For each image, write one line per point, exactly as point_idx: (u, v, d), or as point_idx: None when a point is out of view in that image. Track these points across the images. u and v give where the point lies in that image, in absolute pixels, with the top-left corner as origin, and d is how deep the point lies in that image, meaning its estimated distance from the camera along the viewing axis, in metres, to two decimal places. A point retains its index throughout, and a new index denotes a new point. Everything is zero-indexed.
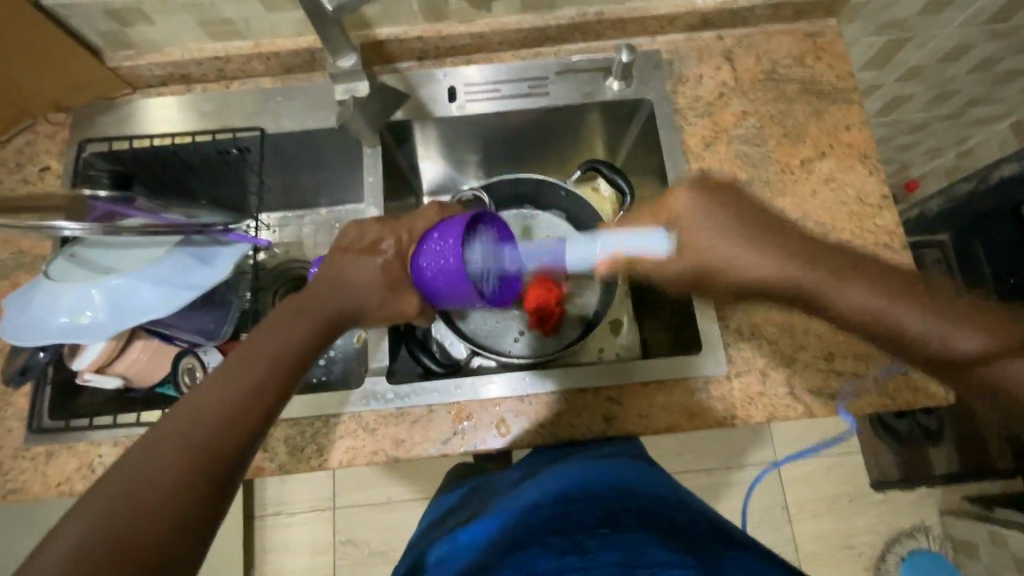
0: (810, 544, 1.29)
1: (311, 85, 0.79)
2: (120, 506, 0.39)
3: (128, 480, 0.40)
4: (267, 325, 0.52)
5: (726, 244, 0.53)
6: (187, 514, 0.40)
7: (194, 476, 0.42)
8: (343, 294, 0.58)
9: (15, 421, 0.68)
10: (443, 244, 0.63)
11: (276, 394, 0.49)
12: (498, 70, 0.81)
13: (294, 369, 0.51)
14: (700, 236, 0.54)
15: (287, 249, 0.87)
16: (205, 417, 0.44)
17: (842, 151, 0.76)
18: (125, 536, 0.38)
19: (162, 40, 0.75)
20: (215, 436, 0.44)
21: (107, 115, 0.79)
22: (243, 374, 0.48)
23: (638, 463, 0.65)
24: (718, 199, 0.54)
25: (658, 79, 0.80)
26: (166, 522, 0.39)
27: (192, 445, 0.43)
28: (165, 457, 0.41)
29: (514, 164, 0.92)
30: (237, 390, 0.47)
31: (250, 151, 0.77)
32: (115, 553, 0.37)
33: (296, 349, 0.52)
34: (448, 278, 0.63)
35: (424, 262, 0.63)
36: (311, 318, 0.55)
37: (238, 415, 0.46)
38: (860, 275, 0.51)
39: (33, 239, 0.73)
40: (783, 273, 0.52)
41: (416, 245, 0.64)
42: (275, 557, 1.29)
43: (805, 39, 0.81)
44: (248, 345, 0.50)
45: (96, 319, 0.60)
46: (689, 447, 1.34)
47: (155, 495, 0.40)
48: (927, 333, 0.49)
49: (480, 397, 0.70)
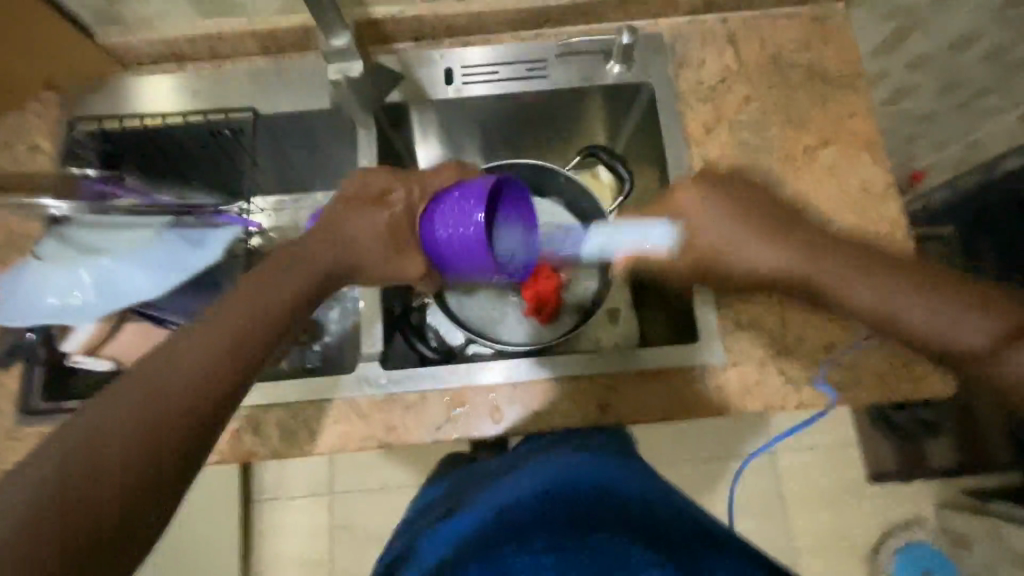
0: (804, 533, 1.29)
1: (305, 65, 0.78)
2: (64, 488, 0.37)
3: (75, 453, 0.38)
4: (256, 279, 0.52)
5: (726, 230, 0.61)
6: (138, 497, 0.39)
7: (156, 436, 0.41)
8: (342, 258, 0.58)
9: (5, 401, 0.67)
10: (463, 205, 0.61)
11: (260, 349, 0.48)
12: (497, 52, 0.79)
13: (281, 326, 0.51)
14: (702, 224, 0.62)
15: (282, 232, 0.85)
16: (179, 371, 0.44)
17: (846, 139, 0.75)
18: (79, 503, 0.37)
19: (154, 18, 0.74)
20: (175, 415, 0.42)
21: (97, 93, 0.77)
22: (227, 330, 0.47)
23: (626, 457, 0.65)
24: (727, 197, 0.63)
25: (660, 63, 0.79)
26: (115, 505, 0.38)
27: (145, 421, 0.41)
28: (131, 417, 0.41)
29: (513, 147, 0.90)
30: (201, 358, 0.45)
31: (243, 132, 0.76)
32: (74, 511, 0.36)
33: (281, 305, 0.51)
34: (464, 244, 0.61)
35: (441, 221, 0.61)
36: (300, 275, 0.54)
37: (212, 373, 0.45)
38: (898, 270, 0.53)
39: (21, 218, 0.71)
40: (790, 263, 0.58)
41: (433, 201, 0.62)
42: (273, 539, 1.30)
43: (811, 22, 0.79)
44: (236, 299, 0.50)
45: (84, 299, 0.61)
46: (686, 436, 1.33)
47: (118, 455, 0.39)
48: (934, 324, 0.50)
49: (475, 383, 0.69)
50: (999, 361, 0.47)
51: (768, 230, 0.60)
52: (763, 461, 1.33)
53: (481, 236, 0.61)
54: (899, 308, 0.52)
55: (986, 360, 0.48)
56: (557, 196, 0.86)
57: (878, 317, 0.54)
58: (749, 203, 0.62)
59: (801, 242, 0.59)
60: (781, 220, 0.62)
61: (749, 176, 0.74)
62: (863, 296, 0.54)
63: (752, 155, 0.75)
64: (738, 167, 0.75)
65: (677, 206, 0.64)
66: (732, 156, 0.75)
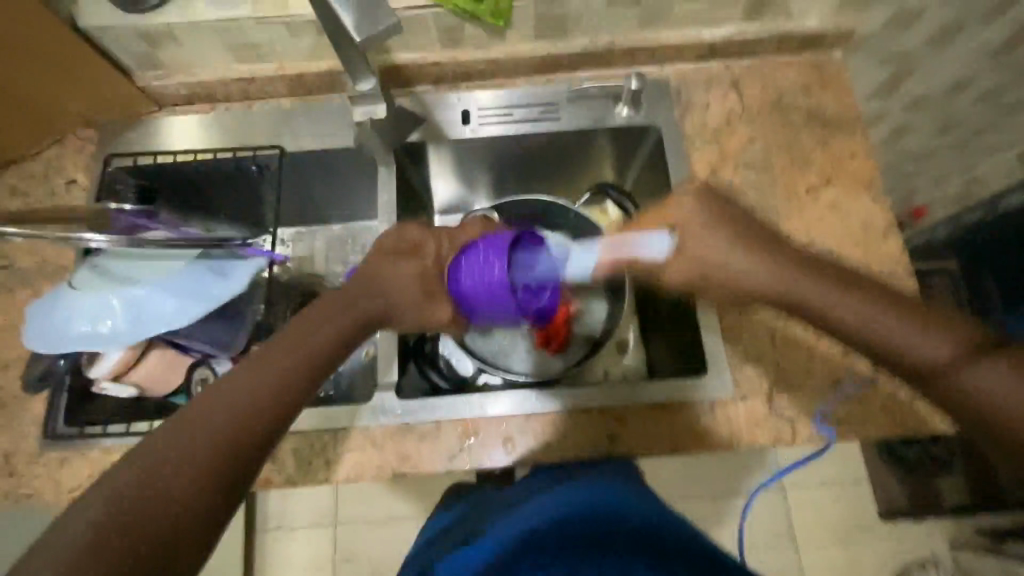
0: (816, 572, 1.27)
1: (330, 106, 0.82)
2: (126, 508, 0.41)
3: (138, 475, 0.42)
4: (302, 320, 0.54)
5: (715, 242, 0.58)
6: (197, 521, 0.42)
7: (211, 461, 0.44)
8: (375, 296, 0.59)
9: (30, 426, 0.69)
10: (487, 257, 0.63)
11: (306, 382, 0.51)
12: (511, 95, 0.83)
13: (325, 362, 0.53)
14: (698, 236, 0.58)
15: (301, 264, 0.89)
16: (236, 400, 0.47)
17: (847, 179, 0.78)
18: (143, 524, 0.40)
19: (190, 62, 0.79)
20: (227, 443, 0.45)
21: (133, 130, 0.81)
22: (278, 364, 0.50)
23: (637, 486, 0.65)
24: (720, 207, 0.59)
25: (668, 106, 0.82)
26: (172, 529, 0.41)
27: (200, 449, 0.44)
28: (191, 447, 0.44)
29: (524, 184, 0.93)
30: (254, 388, 0.48)
31: (268, 168, 0.80)
32: (135, 533, 0.40)
33: (326, 345, 0.53)
34: (490, 292, 0.63)
35: (466, 274, 0.63)
36: (344, 316, 0.56)
37: (263, 404, 0.48)
38: (869, 291, 0.53)
39: (56, 247, 0.75)
40: (774, 275, 0.56)
41: (457, 255, 0.64)
42: (275, 570, 1.29)
43: (811, 69, 0.83)
44: (286, 333, 0.53)
45: (115, 327, 0.63)
46: (693, 471, 1.33)
47: (178, 481, 0.43)
48: (905, 341, 0.51)
49: (487, 414, 0.70)
50: (958, 376, 0.49)
51: (754, 240, 0.57)
52: (771, 496, 1.32)
53: (508, 289, 0.63)
54: (878, 325, 0.52)
55: (953, 376, 0.49)
56: (566, 232, 0.88)
57: (856, 332, 0.52)
58: (743, 218, 0.59)
59: (789, 255, 0.56)
60: (767, 233, 0.58)
61: (754, 214, 0.77)
62: (844, 309, 0.53)
63: (756, 194, 0.78)
64: (743, 206, 0.77)
65: (671, 216, 0.60)
66: (738, 194, 0.78)
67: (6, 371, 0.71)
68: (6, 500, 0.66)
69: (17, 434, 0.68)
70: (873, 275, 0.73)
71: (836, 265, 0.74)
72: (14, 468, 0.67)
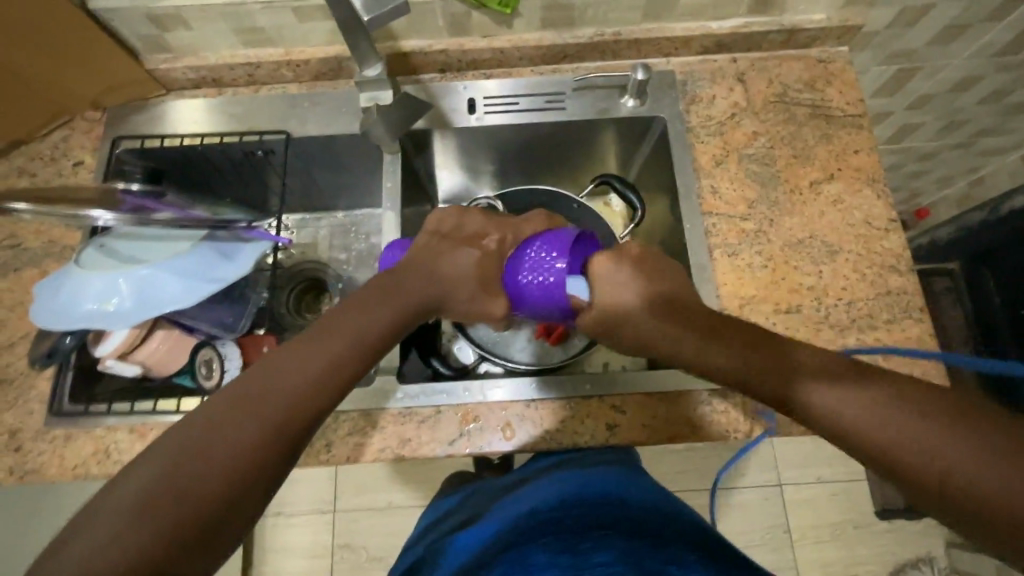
0: (811, 568, 1.28)
1: (335, 92, 0.82)
2: (171, 479, 0.40)
3: (186, 448, 0.42)
4: (348, 306, 0.53)
5: (617, 284, 0.56)
6: (244, 498, 0.42)
7: (257, 442, 0.44)
8: (432, 286, 0.59)
9: (37, 403, 0.70)
10: (546, 255, 0.59)
11: (353, 372, 0.50)
12: (517, 84, 0.84)
13: (371, 352, 0.52)
14: (606, 280, 0.57)
15: (304, 250, 0.91)
16: (288, 382, 0.47)
17: (849, 174, 0.78)
18: (189, 496, 0.40)
19: (198, 46, 0.79)
20: (275, 424, 0.45)
21: (141, 114, 0.82)
22: (326, 350, 0.49)
23: (636, 472, 0.66)
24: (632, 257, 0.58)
25: (672, 98, 0.83)
26: (212, 504, 0.40)
27: (248, 428, 0.44)
28: (240, 424, 0.44)
29: (526, 176, 0.95)
30: (306, 372, 0.48)
31: (274, 153, 0.82)
32: (180, 508, 0.39)
33: (376, 335, 0.53)
34: (544, 291, 0.58)
35: (523, 270, 0.59)
36: (395, 304, 0.55)
37: (312, 388, 0.47)
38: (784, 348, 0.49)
39: (63, 228, 0.76)
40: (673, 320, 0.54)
41: (516, 250, 0.61)
42: (274, 557, 1.30)
43: (816, 64, 0.83)
44: (337, 317, 0.52)
45: (121, 306, 0.63)
46: (690, 465, 1.34)
47: (224, 457, 0.42)
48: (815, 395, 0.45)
49: (488, 400, 0.71)
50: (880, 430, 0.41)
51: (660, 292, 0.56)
52: (767, 491, 1.33)
53: (562, 285, 0.57)
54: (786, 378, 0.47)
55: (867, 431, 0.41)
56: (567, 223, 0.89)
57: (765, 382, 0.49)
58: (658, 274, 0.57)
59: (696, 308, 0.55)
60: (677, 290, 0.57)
61: (756, 207, 0.77)
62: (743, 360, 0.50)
63: (759, 187, 0.78)
64: (746, 200, 0.78)
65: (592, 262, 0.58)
66: (740, 186, 0.78)
67: (13, 349, 0.72)
68: (11, 476, 0.67)
69: (24, 410, 0.70)
70: (874, 270, 0.73)
71: (837, 260, 0.74)
72: (20, 443, 0.68)
